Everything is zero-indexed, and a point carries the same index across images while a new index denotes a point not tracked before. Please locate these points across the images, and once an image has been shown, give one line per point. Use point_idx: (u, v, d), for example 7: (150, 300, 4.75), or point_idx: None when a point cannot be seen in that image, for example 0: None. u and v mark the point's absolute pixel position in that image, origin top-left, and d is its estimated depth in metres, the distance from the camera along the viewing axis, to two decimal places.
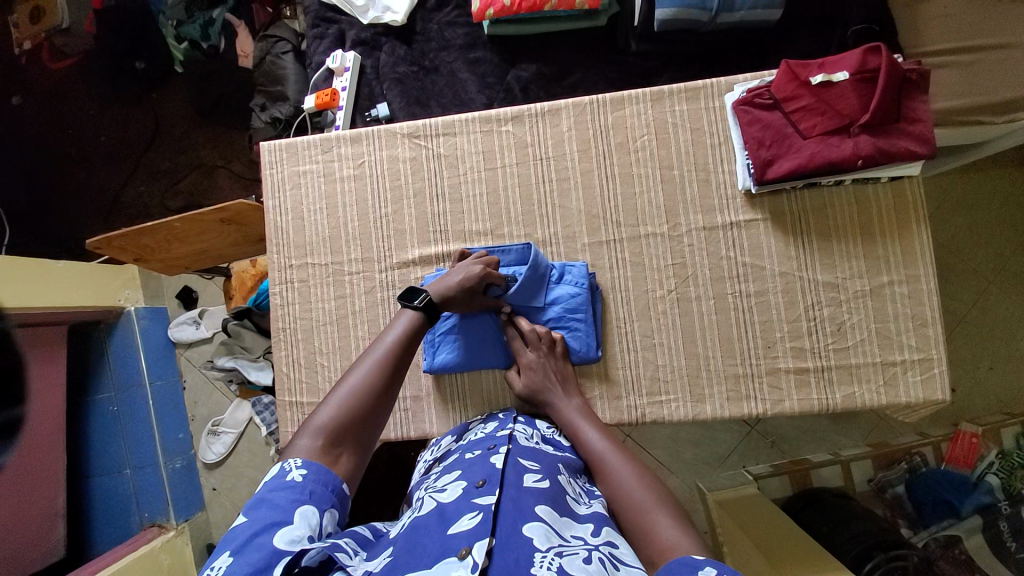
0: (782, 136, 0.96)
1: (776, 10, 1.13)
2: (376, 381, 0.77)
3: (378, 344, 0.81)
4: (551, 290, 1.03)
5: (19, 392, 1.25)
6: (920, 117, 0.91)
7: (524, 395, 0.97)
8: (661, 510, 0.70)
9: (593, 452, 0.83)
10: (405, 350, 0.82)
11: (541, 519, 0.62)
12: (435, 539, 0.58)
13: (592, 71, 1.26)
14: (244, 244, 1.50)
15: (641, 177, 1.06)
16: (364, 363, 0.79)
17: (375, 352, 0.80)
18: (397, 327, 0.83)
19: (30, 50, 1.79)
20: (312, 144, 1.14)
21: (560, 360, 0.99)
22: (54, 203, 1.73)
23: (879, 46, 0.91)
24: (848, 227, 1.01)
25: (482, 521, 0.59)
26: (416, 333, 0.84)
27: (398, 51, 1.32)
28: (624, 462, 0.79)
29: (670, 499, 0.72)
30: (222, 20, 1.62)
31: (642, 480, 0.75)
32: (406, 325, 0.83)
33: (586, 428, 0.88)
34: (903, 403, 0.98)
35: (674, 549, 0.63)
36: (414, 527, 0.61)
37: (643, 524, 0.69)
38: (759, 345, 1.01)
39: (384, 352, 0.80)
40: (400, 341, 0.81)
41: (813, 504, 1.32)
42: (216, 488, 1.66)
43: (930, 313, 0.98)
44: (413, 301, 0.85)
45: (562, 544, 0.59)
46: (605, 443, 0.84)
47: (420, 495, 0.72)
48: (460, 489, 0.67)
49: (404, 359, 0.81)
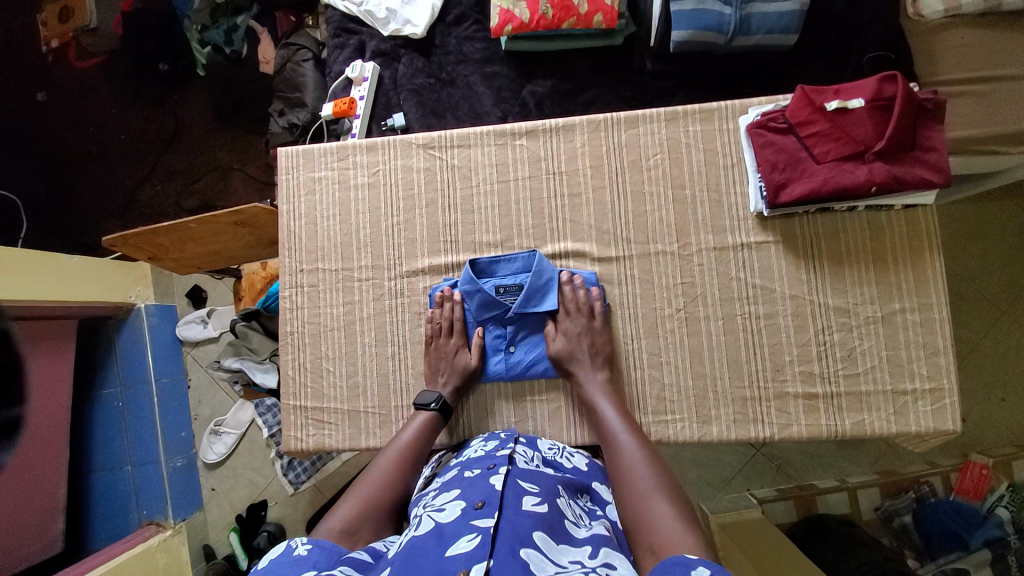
0: (795, 161, 0.97)
1: (794, 34, 1.13)
2: (395, 473, 0.86)
3: (397, 442, 0.92)
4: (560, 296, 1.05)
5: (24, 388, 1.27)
6: (935, 145, 0.91)
7: (556, 354, 1.00)
8: (658, 495, 0.72)
9: (608, 436, 0.88)
10: (417, 453, 0.91)
11: (536, 545, 0.61)
12: (431, 560, 0.58)
13: (607, 88, 1.28)
14: (257, 246, 1.51)
15: (652, 195, 1.06)
16: (387, 456, 0.89)
17: (396, 448, 0.90)
18: (415, 426, 0.95)
19: (57, 49, 1.82)
20: (328, 151, 1.16)
21: (597, 331, 1.01)
22: (72, 199, 1.76)
23: (896, 74, 0.92)
24: (860, 253, 1.01)
25: (480, 545, 0.58)
26: (426, 438, 0.94)
27: (416, 63, 1.34)
28: (635, 448, 0.83)
29: (674, 485, 0.75)
30: (245, 27, 1.67)
31: (649, 465, 0.78)
32: (422, 424, 0.95)
33: (604, 404, 0.94)
34: (913, 433, 0.96)
35: (662, 536, 0.66)
36: (412, 548, 0.61)
37: (638, 508, 0.71)
38: (767, 367, 1.00)
39: (403, 448, 0.91)
40: (417, 439, 0.93)
41: (818, 531, 1.30)
42: (214, 488, 1.67)
43: (942, 343, 0.97)
44: (427, 403, 0.97)
45: (558, 570, 0.58)
46: (621, 426, 0.88)
47: (417, 514, 0.72)
48: (458, 511, 0.67)
49: (421, 454, 0.92)
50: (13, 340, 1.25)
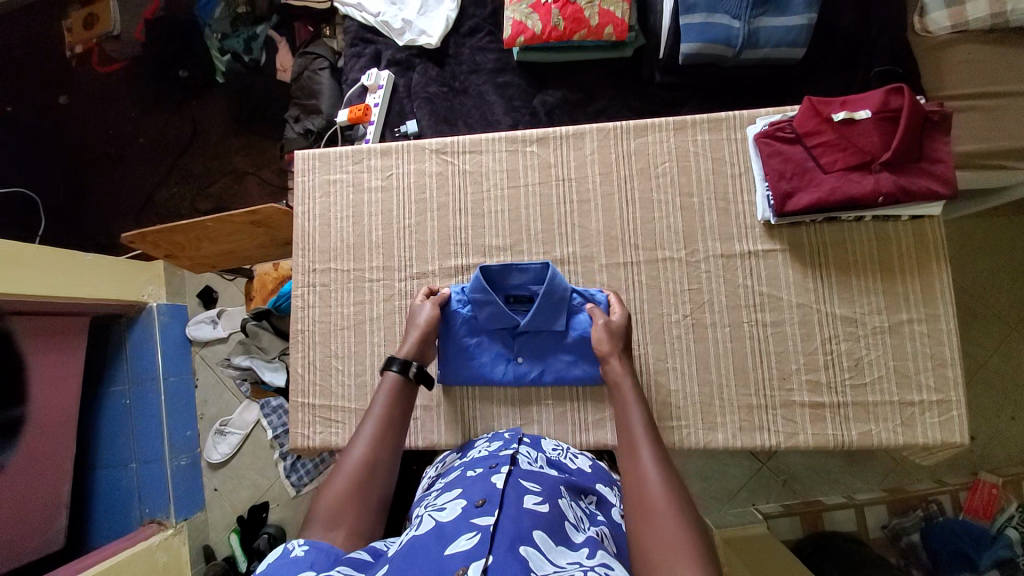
0: (802, 170, 0.98)
1: (801, 49, 1.15)
2: (373, 447, 0.78)
3: (371, 412, 0.84)
4: (576, 316, 1.03)
5: (25, 390, 1.27)
6: (941, 157, 0.93)
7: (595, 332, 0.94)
8: (679, 524, 0.63)
9: (626, 449, 0.75)
10: (392, 429, 0.82)
11: (535, 544, 0.61)
12: (431, 559, 0.57)
13: (616, 100, 1.30)
14: (270, 247, 1.55)
15: (660, 203, 1.08)
16: (362, 431, 0.81)
17: (370, 420, 0.82)
18: (384, 392, 0.86)
19: (82, 54, 1.87)
20: (343, 154, 1.18)
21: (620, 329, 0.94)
22: (91, 199, 1.80)
23: (902, 87, 0.93)
24: (868, 263, 1.01)
25: (480, 542, 0.58)
26: (397, 411, 0.84)
27: (430, 72, 1.38)
28: (655, 468, 0.70)
29: (693, 511, 0.65)
30: (264, 36, 1.71)
31: (668, 490, 0.67)
32: (388, 388, 0.86)
33: (629, 408, 0.81)
34: (921, 444, 0.96)
35: (686, 570, 0.58)
36: (412, 545, 0.61)
37: (657, 542, 0.62)
38: (773, 376, 1.00)
39: (377, 419, 0.82)
40: (389, 405, 0.84)
41: (824, 548, 1.28)
42: (217, 489, 1.67)
43: (949, 354, 0.97)
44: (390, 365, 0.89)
45: (556, 570, 0.57)
46: (647, 448, 0.73)
47: (419, 514, 0.72)
48: (459, 509, 0.67)
49: (396, 420, 0.83)
50: (12, 338, 1.25)
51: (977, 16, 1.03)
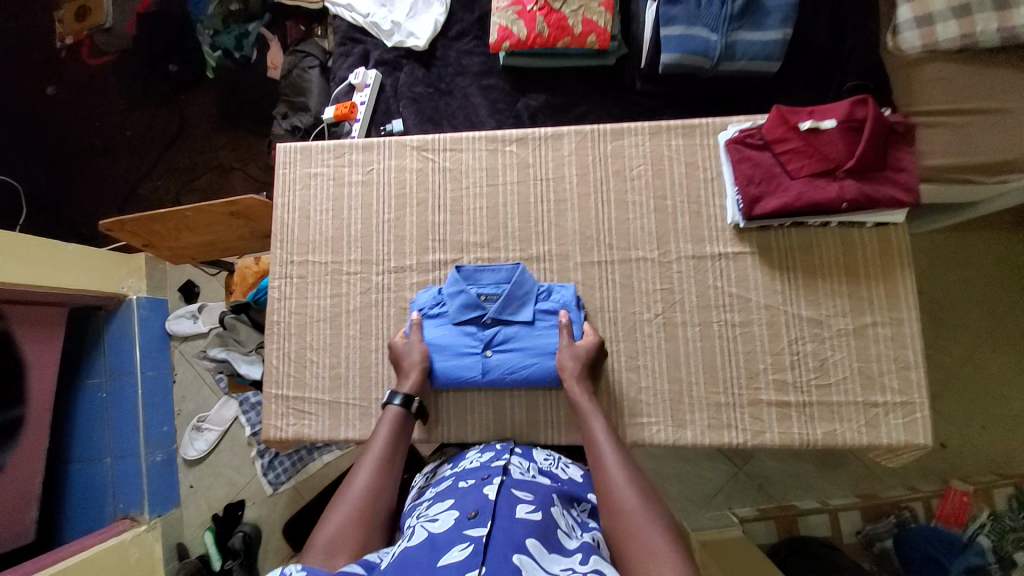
0: (770, 175, 1.01)
1: (774, 62, 1.19)
2: (375, 481, 0.82)
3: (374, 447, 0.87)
4: (539, 307, 1.05)
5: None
6: (903, 166, 0.96)
7: (563, 370, 0.97)
8: (653, 525, 0.68)
9: (593, 461, 0.82)
10: (392, 464, 0.86)
11: (529, 551, 0.61)
12: (424, 569, 0.58)
13: (598, 105, 1.34)
14: (251, 239, 1.56)
15: (634, 204, 1.10)
16: (367, 463, 0.84)
17: (375, 452, 0.86)
18: (385, 429, 0.91)
19: (72, 46, 1.87)
20: (325, 149, 1.20)
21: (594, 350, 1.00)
22: (73, 191, 1.79)
23: (866, 98, 0.97)
24: (833, 266, 1.04)
25: (472, 554, 0.59)
26: (397, 449, 0.88)
27: (416, 74, 1.40)
28: (621, 474, 0.77)
29: (662, 507, 0.72)
30: (256, 34, 1.73)
31: (636, 491, 0.73)
32: (392, 420, 0.91)
33: (591, 416, 0.89)
34: (885, 445, 0.98)
35: (660, 563, 0.64)
36: (404, 556, 0.61)
37: (630, 536, 0.68)
38: (741, 374, 1.02)
39: (381, 451, 0.86)
40: (391, 439, 0.88)
41: (799, 552, 1.30)
42: (192, 486, 1.63)
43: (912, 357, 1.00)
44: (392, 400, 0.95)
45: None
46: (608, 446, 0.82)
47: (410, 525, 0.73)
48: (452, 520, 0.68)
49: (397, 455, 0.87)
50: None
51: (948, 37, 1.03)
